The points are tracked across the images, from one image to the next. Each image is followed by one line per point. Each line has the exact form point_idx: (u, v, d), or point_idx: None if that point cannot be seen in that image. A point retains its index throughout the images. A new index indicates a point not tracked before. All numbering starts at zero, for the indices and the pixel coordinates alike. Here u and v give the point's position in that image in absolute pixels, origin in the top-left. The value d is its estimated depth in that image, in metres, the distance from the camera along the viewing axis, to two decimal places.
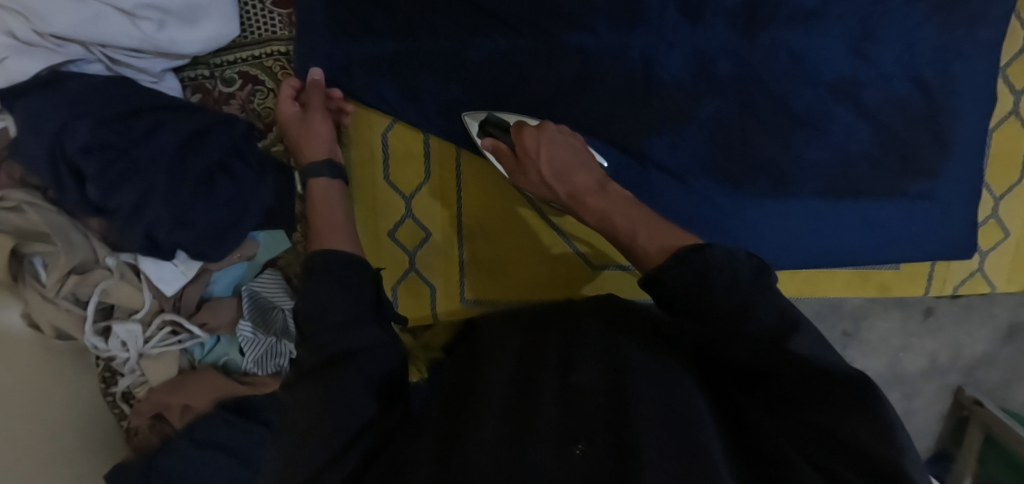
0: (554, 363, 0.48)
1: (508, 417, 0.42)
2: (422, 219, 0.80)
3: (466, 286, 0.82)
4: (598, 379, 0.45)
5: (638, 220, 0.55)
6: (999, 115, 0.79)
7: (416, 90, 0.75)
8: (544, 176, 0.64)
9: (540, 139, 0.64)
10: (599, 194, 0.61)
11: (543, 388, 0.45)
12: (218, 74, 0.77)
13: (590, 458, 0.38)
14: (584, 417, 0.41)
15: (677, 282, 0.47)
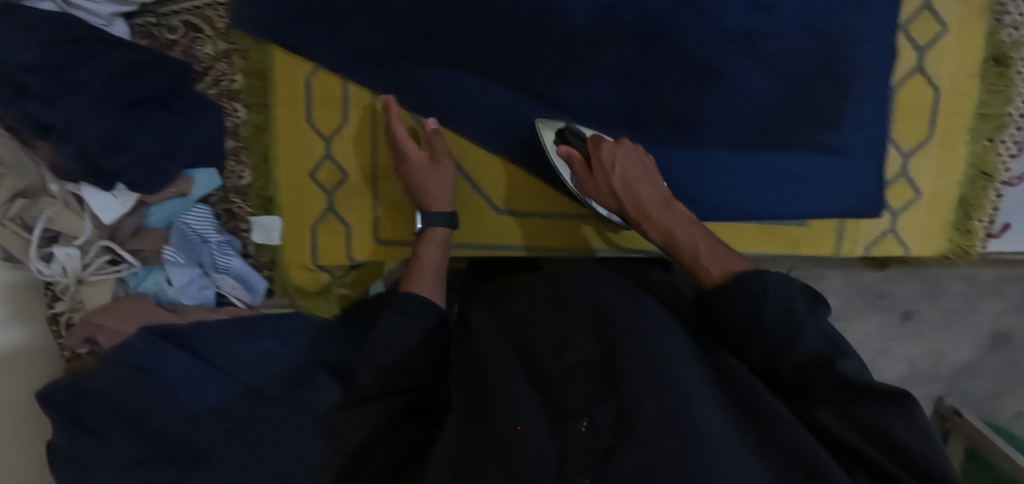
0: (549, 344, 0.51)
1: (530, 396, 0.47)
2: (340, 160, 0.85)
3: (380, 225, 0.86)
4: (588, 351, 0.49)
5: (702, 241, 0.62)
6: (903, 72, 0.80)
7: (337, 36, 0.80)
8: (612, 187, 0.69)
9: (617, 155, 0.69)
10: (665, 210, 0.67)
11: (549, 368, 0.49)
12: (163, 22, 0.85)
13: (593, 436, 0.42)
14: (589, 393, 0.45)
15: (717, 296, 0.53)
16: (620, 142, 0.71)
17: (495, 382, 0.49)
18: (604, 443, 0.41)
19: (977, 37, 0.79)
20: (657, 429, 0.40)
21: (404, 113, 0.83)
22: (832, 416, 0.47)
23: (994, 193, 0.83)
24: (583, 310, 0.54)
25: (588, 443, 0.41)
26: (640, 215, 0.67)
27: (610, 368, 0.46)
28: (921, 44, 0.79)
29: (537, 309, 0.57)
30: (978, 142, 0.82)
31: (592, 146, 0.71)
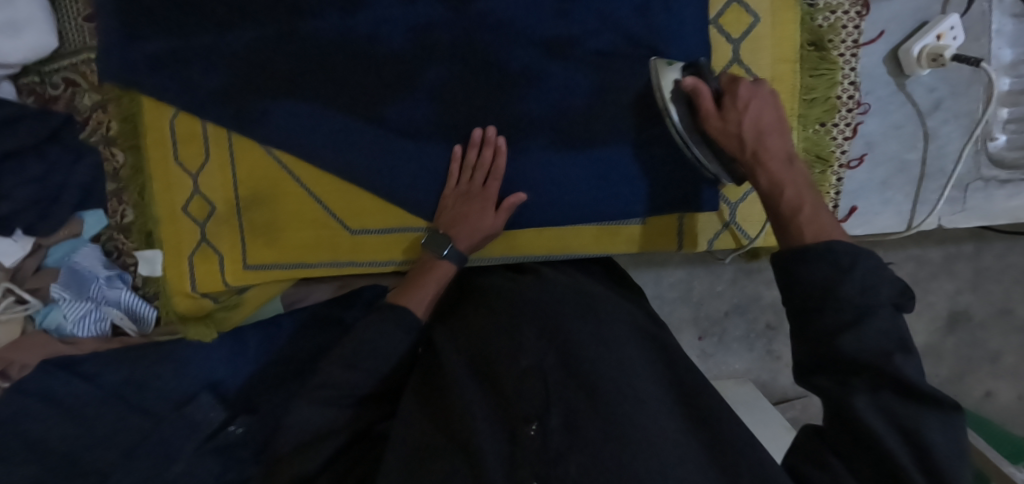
0: (502, 352, 0.67)
1: (486, 403, 0.64)
2: (207, 194, 0.92)
3: (248, 252, 0.92)
4: (538, 357, 0.65)
5: (816, 209, 0.61)
6: (720, 66, 0.82)
7: (188, 79, 0.86)
8: (740, 127, 0.67)
9: (751, 97, 0.68)
10: (783, 164, 0.65)
11: (503, 377, 0.65)
12: (47, 79, 0.93)
13: (542, 438, 0.58)
14: (539, 402, 0.61)
15: (806, 259, 0.58)
16: (757, 84, 0.69)
17: (455, 397, 0.66)
18: (557, 446, 0.57)
19: (789, 24, 0.80)
20: (597, 425, 0.58)
21: (256, 146, 0.89)
22: (868, 404, 0.52)
23: (832, 177, 0.83)
24: (530, 327, 0.69)
25: (540, 441, 0.58)
26: (759, 158, 0.66)
27: (563, 375, 0.63)
28: (734, 37, 0.81)
29: (498, 321, 0.72)
30: (810, 127, 0.82)
31: (730, 86, 0.70)
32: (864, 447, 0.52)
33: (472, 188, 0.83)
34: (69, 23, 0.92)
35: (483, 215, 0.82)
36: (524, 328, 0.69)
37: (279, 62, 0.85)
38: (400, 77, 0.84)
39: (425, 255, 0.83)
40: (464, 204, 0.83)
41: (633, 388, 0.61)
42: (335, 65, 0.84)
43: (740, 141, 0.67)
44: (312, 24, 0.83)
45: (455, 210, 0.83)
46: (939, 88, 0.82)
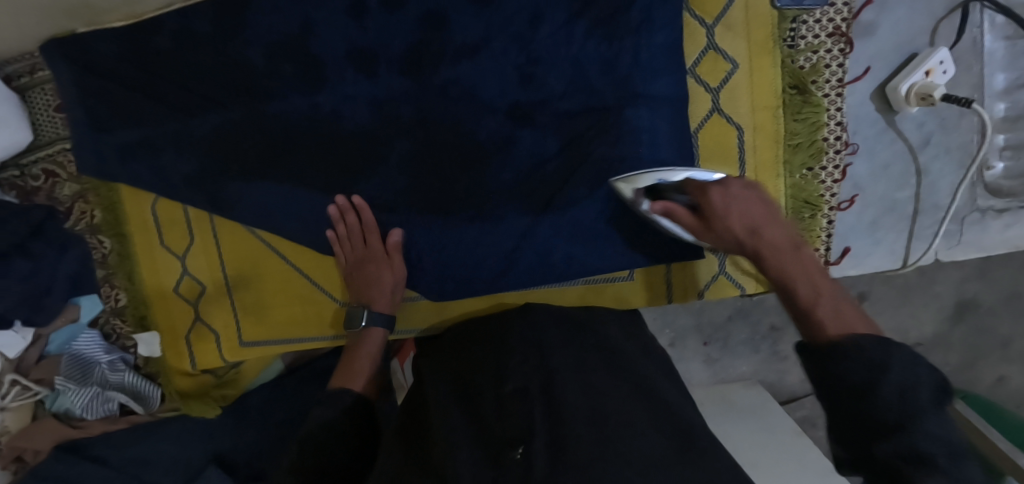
0: (489, 385, 0.67)
1: (467, 435, 0.62)
2: (196, 275, 0.92)
3: (243, 328, 0.94)
4: (523, 383, 0.64)
5: (839, 306, 0.59)
6: (699, 116, 0.80)
7: (161, 165, 0.86)
8: (735, 233, 0.66)
9: (729, 204, 0.66)
10: (791, 255, 0.64)
11: (486, 411, 0.64)
12: (25, 171, 0.93)
13: (527, 460, 0.54)
14: (518, 427, 0.58)
15: (840, 373, 0.52)
16: (734, 184, 0.67)
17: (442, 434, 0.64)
18: (540, 464, 0.53)
19: (768, 69, 0.78)
20: (584, 444, 0.54)
21: (238, 225, 0.90)
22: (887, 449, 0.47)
23: (823, 221, 0.81)
24: (523, 359, 0.68)
25: (522, 465, 0.54)
26: (760, 255, 0.66)
27: (547, 398, 0.61)
28: (712, 85, 0.79)
29: (486, 358, 0.73)
30: (796, 173, 0.80)
31: (698, 194, 0.68)
32: None
33: (361, 251, 0.85)
34: (41, 113, 0.92)
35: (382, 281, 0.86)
36: (508, 359, 0.69)
37: (251, 145, 0.84)
38: (367, 152, 0.83)
39: (351, 332, 0.89)
40: (363, 266, 0.86)
41: (616, 413, 0.59)
42: (304, 144, 0.84)
43: (743, 244, 0.66)
44: (274, 105, 0.84)
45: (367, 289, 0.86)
46: (929, 122, 0.79)
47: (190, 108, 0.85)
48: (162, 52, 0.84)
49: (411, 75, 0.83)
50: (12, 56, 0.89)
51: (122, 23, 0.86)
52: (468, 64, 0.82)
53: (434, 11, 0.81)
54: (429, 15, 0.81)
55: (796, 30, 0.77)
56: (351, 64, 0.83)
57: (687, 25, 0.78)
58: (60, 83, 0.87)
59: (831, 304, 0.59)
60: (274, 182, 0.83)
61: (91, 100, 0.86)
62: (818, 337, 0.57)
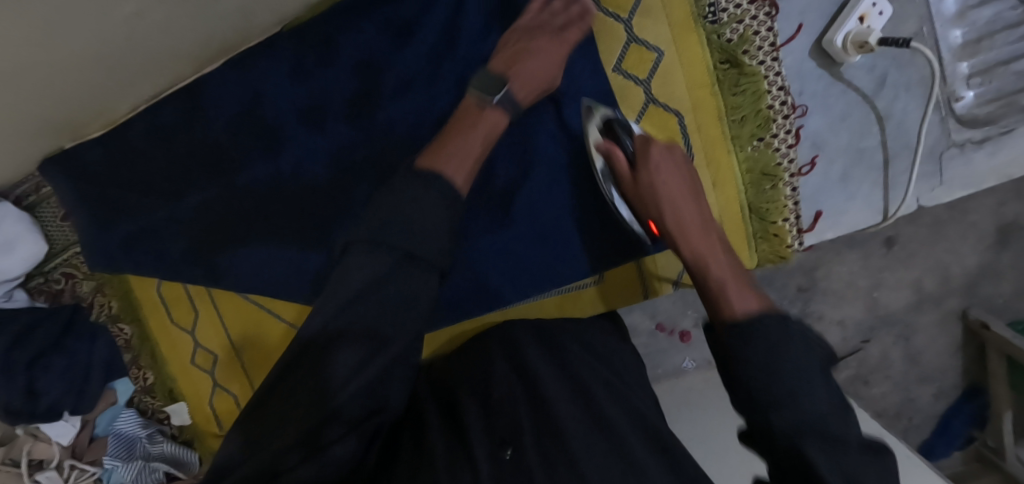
0: (473, 388, 0.69)
1: (447, 437, 0.63)
2: (206, 345, 0.99)
3: (258, 387, 0.99)
4: (509, 388, 0.67)
5: (729, 281, 0.65)
6: (636, 110, 0.78)
7: (156, 249, 0.94)
8: (650, 186, 0.72)
9: (656, 174, 0.72)
10: (703, 230, 0.71)
11: (477, 411, 0.65)
12: (49, 276, 1.04)
13: (518, 459, 0.59)
14: (511, 428, 0.63)
15: (732, 338, 0.59)
16: (670, 147, 0.73)
17: (440, 423, 0.66)
18: (533, 462, 0.59)
19: (694, 47, 0.76)
20: (594, 454, 0.60)
21: (235, 292, 0.95)
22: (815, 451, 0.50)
23: (786, 190, 0.78)
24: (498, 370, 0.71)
25: (517, 463, 0.59)
26: (677, 232, 0.71)
27: (532, 403, 0.65)
28: (642, 76, 0.77)
29: (468, 367, 0.74)
30: (747, 146, 0.78)
31: (641, 148, 0.74)
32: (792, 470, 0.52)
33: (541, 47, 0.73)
34: (53, 224, 1.02)
35: (539, 40, 0.73)
36: (492, 363, 0.72)
37: (231, 218, 0.91)
38: (334, 200, 0.89)
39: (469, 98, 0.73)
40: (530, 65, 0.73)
41: (602, 413, 0.65)
42: (281, 203, 0.90)
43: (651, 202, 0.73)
44: (245, 176, 0.90)
45: (459, 158, 0.69)
46: (878, 64, 0.76)
47: (173, 191, 0.92)
48: (137, 150, 0.92)
49: (354, 121, 0.88)
50: (18, 181, 0.98)
51: (101, 132, 0.94)
52: (407, 98, 0.87)
53: (367, 59, 0.87)
54: (361, 63, 0.87)
55: (716, 3, 0.75)
56: (301, 121, 0.89)
57: (601, 23, 0.77)
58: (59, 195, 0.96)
59: (724, 270, 0.67)
60: (265, 243, 0.90)
61: (81, 206, 0.94)
62: (716, 308, 0.64)
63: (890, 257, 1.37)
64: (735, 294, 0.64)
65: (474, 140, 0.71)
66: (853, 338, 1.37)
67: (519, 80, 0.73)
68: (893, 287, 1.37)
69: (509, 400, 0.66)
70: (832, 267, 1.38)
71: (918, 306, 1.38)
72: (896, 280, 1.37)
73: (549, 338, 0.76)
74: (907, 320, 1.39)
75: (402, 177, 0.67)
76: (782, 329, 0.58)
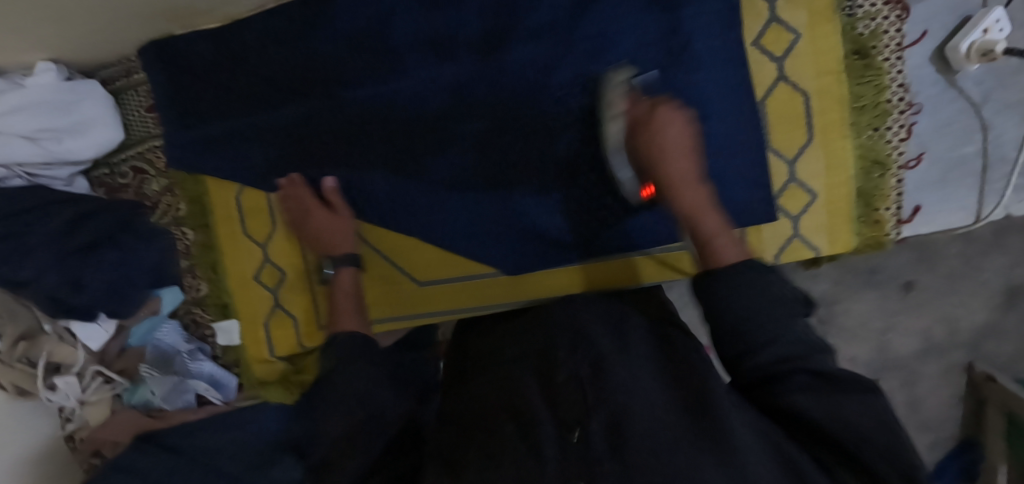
0: (532, 372, 0.54)
1: (512, 428, 0.48)
2: (276, 262, 0.95)
3: (321, 314, 0.95)
4: (577, 364, 0.50)
5: (702, 209, 0.62)
6: (767, 84, 0.82)
7: (243, 156, 0.92)
8: (652, 154, 0.66)
9: (656, 120, 0.67)
10: (694, 188, 0.63)
11: (552, 393, 0.49)
12: (115, 169, 0.99)
13: (588, 443, 0.42)
14: (577, 406, 0.46)
15: (712, 295, 0.53)
16: (669, 109, 0.67)
17: (492, 410, 0.53)
18: (601, 448, 0.41)
19: (830, 36, 0.80)
20: (683, 444, 0.42)
21: (321, 210, 0.92)
22: (801, 394, 0.47)
23: (892, 180, 0.83)
24: (339, 347, 0.63)
25: (586, 450, 0.42)
26: (668, 190, 0.64)
27: (599, 369, 0.49)
28: (777, 55, 0.81)
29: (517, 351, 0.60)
30: (862, 134, 0.82)
31: (653, 116, 0.67)
32: (821, 440, 0.47)
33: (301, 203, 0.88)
34: (135, 112, 0.98)
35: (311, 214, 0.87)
36: (551, 338, 0.57)
37: (324, 131, 0.89)
38: (437, 129, 0.87)
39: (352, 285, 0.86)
40: (325, 218, 0.88)
41: (702, 394, 0.47)
42: (383, 125, 0.87)
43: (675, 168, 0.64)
44: (354, 92, 0.87)
45: (344, 308, 0.77)
46: (988, 80, 0.82)
47: (276, 98, 0.90)
48: (247, 47, 0.89)
49: (482, 55, 0.84)
50: (113, 61, 0.96)
51: (215, 24, 0.91)
52: (541, 44, 0.83)
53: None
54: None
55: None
56: (426, 50, 0.85)
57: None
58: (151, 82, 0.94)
59: (713, 222, 0.61)
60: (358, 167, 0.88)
61: (180, 100, 0.93)
62: (707, 264, 0.60)
63: (908, 302, 1.12)
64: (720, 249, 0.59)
65: (353, 304, 0.80)
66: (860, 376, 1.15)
67: (326, 231, 0.86)
68: (905, 332, 1.12)
69: (573, 377, 0.49)
70: (847, 304, 1.14)
71: (925, 354, 1.12)
72: (908, 325, 1.12)
73: (616, 312, 0.59)
74: (914, 366, 1.14)
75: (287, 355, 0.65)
76: (759, 276, 0.52)
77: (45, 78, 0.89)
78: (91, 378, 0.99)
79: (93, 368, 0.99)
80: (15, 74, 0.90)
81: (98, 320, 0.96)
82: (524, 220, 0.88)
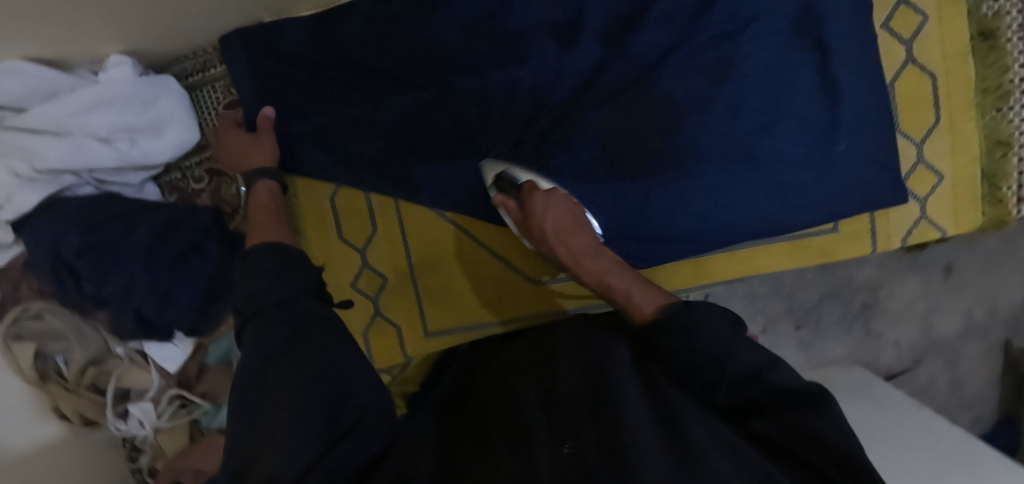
0: (543, 391, 0.59)
1: (517, 453, 0.52)
2: (377, 267, 0.89)
3: (427, 320, 0.89)
4: (576, 384, 0.58)
5: (633, 285, 0.67)
6: (896, 66, 0.81)
7: (342, 152, 0.85)
8: (545, 228, 0.73)
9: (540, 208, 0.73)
10: (594, 257, 0.72)
11: (557, 407, 0.56)
12: (188, 173, 0.91)
13: (582, 452, 0.50)
14: (569, 422, 0.53)
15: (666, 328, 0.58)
16: (551, 191, 0.75)
17: (503, 432, 0.57)
18: (595, 459, 0.49)
19: (956, 18, 0.80)
20: (678, 460, 0.48)
21: (427, 210, 0.87)
22: (761, 421, 0.53)
23: (1014, 160, 0.83)
24: (261, 272, 0.61)
25: (579, 459, 0.49)
26: (571, 266, 0.72)
27: (599, 388, 0.56)
28: (906, 37, 0.81)
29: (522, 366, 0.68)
30: (987, 114, 0.82)
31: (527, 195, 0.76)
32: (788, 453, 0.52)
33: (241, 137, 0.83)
34: (208, 111, 0.91)
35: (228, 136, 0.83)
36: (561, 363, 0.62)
37: (432, 125, 0.84)
38: (558, 119, 0.82)
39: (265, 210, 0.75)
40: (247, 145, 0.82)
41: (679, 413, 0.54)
42: (499, 115, 0.84)
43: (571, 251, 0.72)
44: (472, 81, 0.83)
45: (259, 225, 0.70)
46: None
47: (381, 90, 0.84)
48: (348, 35, 0.83)
49: (609, 42, 0.83)
50: (187, 54, 0.88)
51: (309, 11, 0.84)
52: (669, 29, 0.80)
53: None
54: None
55: None
56: (552, 38, 0.83)
57: None
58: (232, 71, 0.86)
59: (626, 285, 0.68)
60: (473, 160, 0.84)
61: (265, 95, 0.86)
62: (632, 314, 0.65)
63: (950, 285, 1.14)
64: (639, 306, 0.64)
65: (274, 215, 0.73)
66: (907, 358, 1.16)
67: (245, 153, 0.81)
68: (948, 311, 1.15)
69: (574, 394, 0.56)
70: (891, 287, 1.15)
71: (968, 334, 1.15)
72: (952, 304, 1.15)
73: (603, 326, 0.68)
74: (957, 346, 1.16)
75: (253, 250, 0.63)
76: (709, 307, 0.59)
77: (120, 73, 0.82)
78: (165, 403, 0.90)
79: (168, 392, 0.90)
80: (84, 70, 0.83)
81: (175, 338, 0.88)
82: (671, 206, 0.80)
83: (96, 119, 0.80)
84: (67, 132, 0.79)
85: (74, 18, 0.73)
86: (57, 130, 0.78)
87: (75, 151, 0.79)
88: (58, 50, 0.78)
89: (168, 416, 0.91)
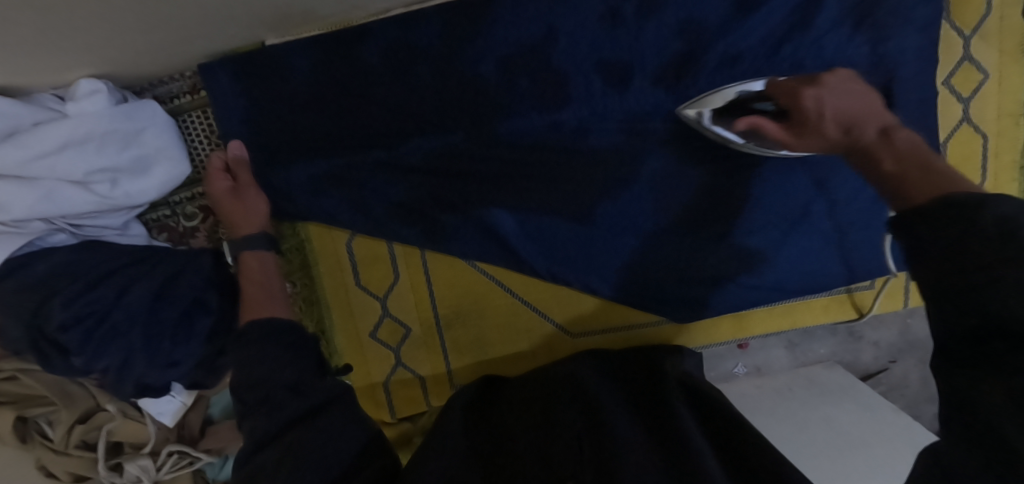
0: (539, 417, 0.64)
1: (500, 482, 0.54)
2: (399, 316, 0.83)
3: (455, 372, 0.85)
4: (573, 418, 0.61)
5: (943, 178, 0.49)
6: (951, 125, 0.78)
7: (359, 197, 0.76)
8: (828, 128, 0.62)
9: (823, 101, 0.64)
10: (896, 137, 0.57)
11: (555, 439, 0.58)
12: (178, 210, 0.82)
13: None
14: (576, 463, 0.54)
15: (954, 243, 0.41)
16: (822, 83, 0.66)
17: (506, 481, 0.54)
18: None
19: (1015, 77, 0.77)
20: None
21: (458, 259, 0.81)
22: None
23: None
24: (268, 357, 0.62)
25: None
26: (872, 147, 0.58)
27: (592, 425, 0.59)
28: (965, 95, 0.78)
29: (541, 413, 0.65)
30: None
31: (795, 100, 0.66)
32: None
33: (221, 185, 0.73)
34: (197, 139, 0.80)
35: (211, 185, 0.73)
36: (557, 393, 0.67)
37: (464, 166, 0.76)
38: (604, 167, 0.76)
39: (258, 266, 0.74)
40: (224, 195, 0.73)
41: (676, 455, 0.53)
42: (545, 161, 0.76)
43: (839, 143, 0.62)
44: (509, 123, 0.75)
45: (256, 302, 0.69)
46: None
47: (409, 125, 0.75)
48: (372, 66, 0.73)
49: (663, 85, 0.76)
50: (171, 75, 0.77)
51: (323, 32, 0.74)
52: (728, 76, 0.74)
53: (690, 20, 0.73)
54: (685, 21, 0.73)
55: None
56: (598, 76, 0.74)
57: (943, 32, 0.76)
58: (221, 103, 0.74)
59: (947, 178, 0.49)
60: (513, 207, 0.76)
61: (269, 128, 0.75)
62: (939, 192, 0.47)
63: None
64: (938, 178, 0.49)
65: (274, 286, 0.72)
66: None
67: (234, 211, 0.73)
68: None
69: (554, 420, 0.62)
70: (896, 316, 0.94)
71: None
72: None
73: (599, 371, 0.72)
74: None
75: (255, 335, 0.63)
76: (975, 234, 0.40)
77: (94, 103, 0.69)
78: (163, 458, 0.82)
79: (167, 445, 0.83)
80: (45, 93, 0.69)
81: (174, 392, 0.80)
82: (714, 260, 0.78)
83: (69, 160, 0.68)
84: (32, 176, 0.67)
85: (38, 45, 0.60)
86: (21, 175, 0.66)
87: (43, 199, 0.68)
88: (15, 78, 0.64)
89: (169, 471, 0.83)
